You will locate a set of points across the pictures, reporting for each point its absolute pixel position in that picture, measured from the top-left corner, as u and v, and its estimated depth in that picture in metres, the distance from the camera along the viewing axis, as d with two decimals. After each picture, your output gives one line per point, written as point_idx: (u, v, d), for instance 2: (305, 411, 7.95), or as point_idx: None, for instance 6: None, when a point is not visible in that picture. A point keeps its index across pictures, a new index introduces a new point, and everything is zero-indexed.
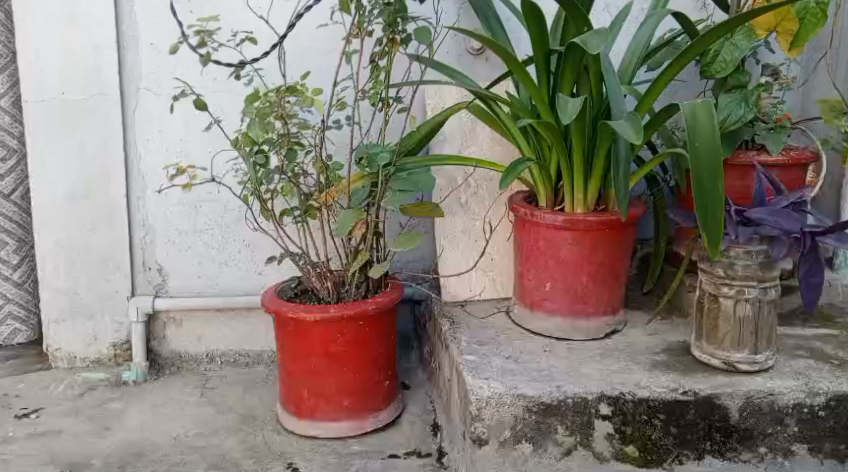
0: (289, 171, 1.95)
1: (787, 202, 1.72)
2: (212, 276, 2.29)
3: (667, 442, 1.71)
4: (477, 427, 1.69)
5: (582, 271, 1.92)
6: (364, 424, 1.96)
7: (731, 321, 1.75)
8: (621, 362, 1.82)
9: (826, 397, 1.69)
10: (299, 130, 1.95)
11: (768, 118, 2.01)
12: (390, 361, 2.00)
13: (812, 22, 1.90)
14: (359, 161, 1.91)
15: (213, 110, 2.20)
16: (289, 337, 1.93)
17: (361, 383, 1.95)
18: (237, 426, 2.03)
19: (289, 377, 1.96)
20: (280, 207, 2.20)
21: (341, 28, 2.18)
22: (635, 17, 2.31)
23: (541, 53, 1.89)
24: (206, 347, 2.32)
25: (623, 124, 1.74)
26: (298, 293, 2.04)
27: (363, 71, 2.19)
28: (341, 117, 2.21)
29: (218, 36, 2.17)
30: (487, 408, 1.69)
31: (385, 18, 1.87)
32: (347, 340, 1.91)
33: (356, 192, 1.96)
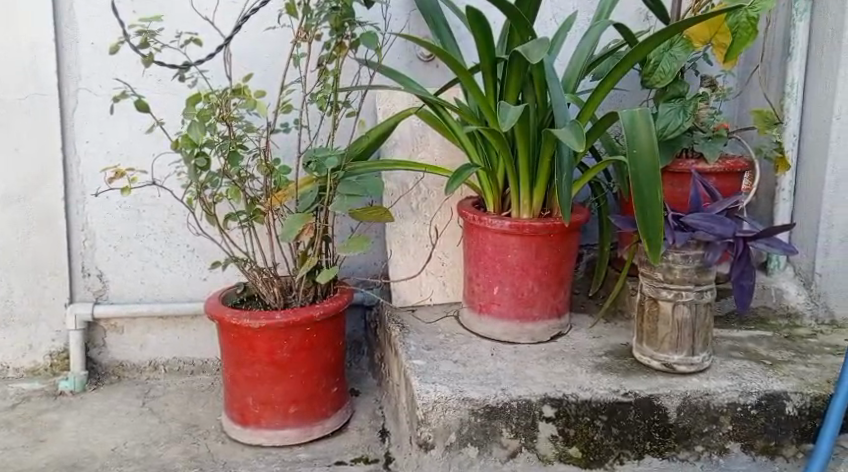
0: (234, 174, 1.95)
1: (721, 207, 1.78)
2: (155, 281, 2.28)
3: (608, 443, 1.76)
4: (423, 431, 1.73)
5: (528, 275, 1.97)
6: (311, 431, 1.98)
7: (670, 324, 1.81)
8: (565, 364, 1.86)
9: (758, 396, 1.75)
10: (244, 133, 1.96)
11: (706, 127, 2.08)
12: (338, 367, 2.02)
13: (744, 35, 1.97)
14: (307, 165, 1.92)
15: (156, 112, 2.21)
16: (233, 344, 1.94)
17: (308, 390, 1.97)
18: (179, 436, 2.03)
19: (235, 385, 1.97)
20: (225, 212, 2.20)
21: (289, 31, 2.19)
22: (579, 27, 2.37)
23: (487, 61, 1.93)
24: (150, 356, 2.32)
25: (565, 132, 1.80)
26: (244, 300, 2.04)
27: (311, 75, 2.21)
28: (288, 120, 2.22)
29: (162, 36, 2.17)
30: (433, 413, 1.72)
31: (332, 22, 1.88)
32: (292, 348, 1.93)
33: (304, 195, 1.99)
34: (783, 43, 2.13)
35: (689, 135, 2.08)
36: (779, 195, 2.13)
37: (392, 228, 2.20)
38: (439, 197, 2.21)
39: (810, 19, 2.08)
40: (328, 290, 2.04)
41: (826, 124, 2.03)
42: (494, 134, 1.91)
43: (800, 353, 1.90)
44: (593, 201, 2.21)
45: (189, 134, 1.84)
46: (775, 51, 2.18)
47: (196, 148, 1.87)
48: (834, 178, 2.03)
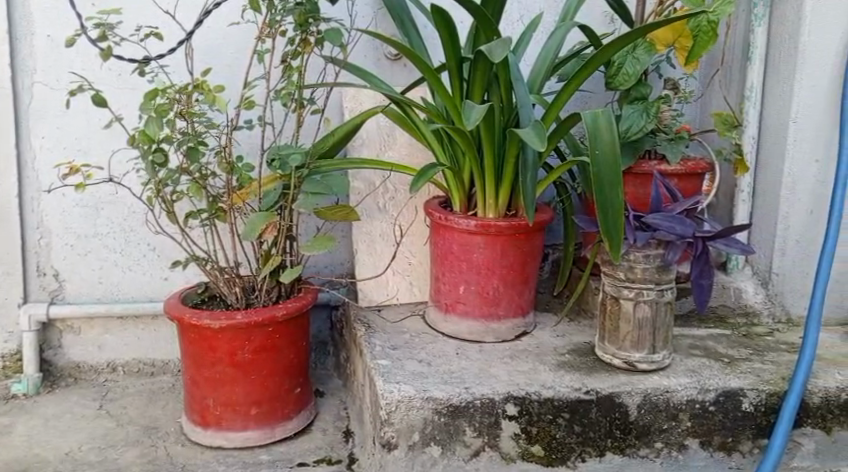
0: (194, 171, 1.93)
1: (682, 208, 1.81)
2: (114, 281, 2.27)
3: (571, 441, 1.78)
4: (387, 432, 1.73)
5: (494, 275, 1.99)
6: (272, 433, 1.98)
7: (631, 322, 1.83)
8: (529, 362, 1.88)
9: (716, 393, 1.79)
10: (205, 129, 1.94)
11: (668, 129, 2.12)
12: (301, 368, 2.02)
13: (704, 39, 2.00)
14: (270, 163, 1.92)
15: (113, 107, 2.19)
16: (193, 345, 1.93)
17: (270, 391, 1.96)
18: (137, 439, 2.02)
19: (195, 386, 1.96)
20: (186, 211, 2.20)
21: (252, 27, 2.18)
22: (545, 29, 2.39)
23: (453, 60, 1.95)
24: (108, 357, 2.30)
25: (528, 131, 1.81)
26: (205, 299, 2.04)
27: (275, 71, 2.21)
28: (251, 117, 2.21)
29: (121, 30, 2.16)
30: (397, 413, 1.73)
31: (296, 18, 1.87)
32: (253, 348, 1.92)
33: (267, 194, 1.97)
34: (744, 48, 2.17)
35: (652, 137, 2.11)
36: (737, 197, 2.17)
37: (358, 227, 2.20)
38: (405, 196, 2.22)
39: (768, 24, 2.11)
40: (292, 289, 2.03)
41: (784, 127, 2.06)
42: (459, 133, 1.93)
43: (757, 351, 1.93)
44: (558, 202, 2.23)
45: (146, 129, 1.82)
46: (735, 56, 2.23)
47: (153, 143, 1.85)
48: (790, 181, 2.06)
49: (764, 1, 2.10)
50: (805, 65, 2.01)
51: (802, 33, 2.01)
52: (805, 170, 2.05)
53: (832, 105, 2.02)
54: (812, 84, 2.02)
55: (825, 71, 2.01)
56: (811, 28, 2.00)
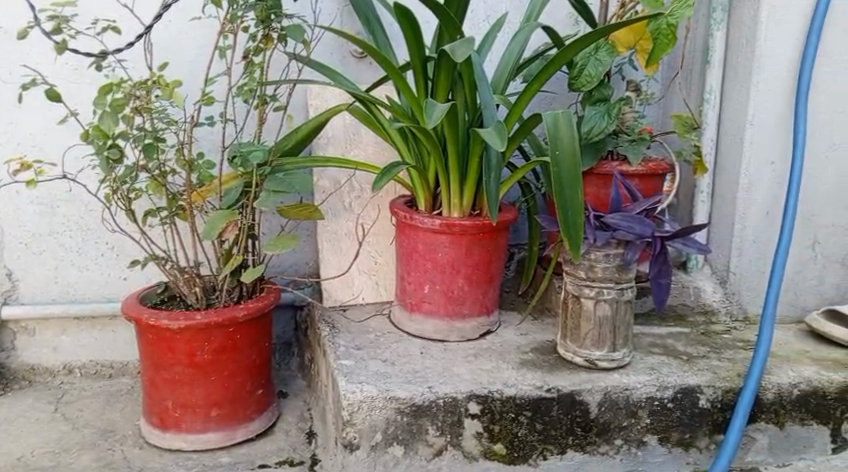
0: (153, 168, 1.92)
1: (641, 208, 1.84)
2: (70, 281, 2.26)
3: (532, 439, 1.80)
4: (349, 432, 1.74)
5: (458, 274, 2.00)
6: (233, 435, 1.97)
7: (591, 321, 1.86)
8: (493, 361, 1.90)
9: (674, 390, 1.82)
10: (164, 126, 1.93)
11: (630, 131, 2.15)
12: (264, 369, 2.02)
13: (663, 43, 2.01)
14: (232, 161, 1.89)
15: (68, 102, 2.18)
16: (152, 346, 1.92)
17: (231, 393, 1.96)
18: (94, 442, 2.01)
19: (154, 388, 1.95)
20: (144, 209, 2.18)
21: (215, 22, 2.17)
22: (509, 30, 2.42)
23: (418, 60, 1.97)
24: (64, 359, 2.28)
25: (490, 133, 1.83)
26: (165, 300, 2.03)
27: (237, 67, 2.18)
28: (212, 114, 2.20)
29: (77, 23, 2.14)
30: (359, 413, 1.74)
31: (258, 14, 1.86)
32: (213, 349, 1.92)
33: (228, 192, 1.96)
34: (703, 52, 2.21)
35: (613, 137, 2.15)
36: (697, 197, 2.22)
37: (323, 225, 2.21)
38: (370, 195, 2.23)
39: (727, 28, 2.16)
40: (254, 289, 2.03)
41: (741, 129, 2.10)
42: (423, 132, 1.94)
43: (714, 348, 1.97)
44: (522, 201, 2.25)
45: (101, 125, 1.81)
46: (695, 59, 2.28)
47: (108, 139, 1.84)
48: (747, 183, 2.10)
49: (723, 6, 2.14)
50: (761, 69, 2.05)
51: (758, 37, 2.04)
52: (761, 172, 2.09)
53: (787, 108, 2.06)
54: (768, 88, 2.05)
55: (780, 74, 2.05)
56: (768, 31, 2.03)
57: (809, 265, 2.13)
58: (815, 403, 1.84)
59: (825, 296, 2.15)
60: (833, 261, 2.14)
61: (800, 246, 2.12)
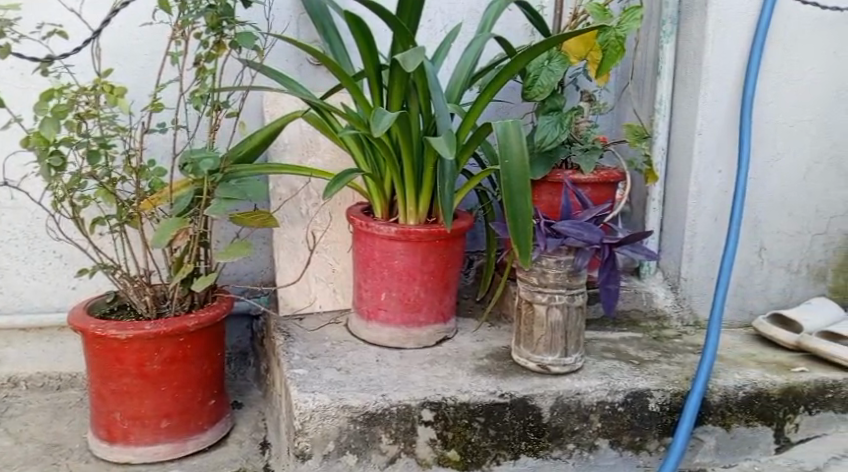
0: (102, 176, 1.90)
1: (591, 215, 1.87)
2: (16, 289, 2.23)
3: (485, 444, 1.81)
4: (301, 442, 1.74)
5: (414, 281, 2.01)
6: (184, 446, 1.95)
7: (544, 326, 1.88)
8: (448, 368, 1.91)
9: (624, 394, 1.84)
10: (113, 134, 1.91)
11: (584, 140, 2.18)
12: (216, 379, 2.00)
13: (612, 54, 2.06)
14: (184, 168, 1.86)
15: (13, 108, 2.15)
16: (99, 357, 1.90)
17: (181, 403, 1.94)
18: (37, 457, 1.97)
19: (101, 400, 1.92)
20: (93, 217, 2.16)
21: (166, 27, 2.15)
22: (464, 39, 2.43)
23: (371, 69, 1.98)
24: (9, 371, 2.22)
25: (440, 141, 1.85)
26: (114, 309, 2.01)
27: (188, 73, 2.17)
28: (163, 120, 2.19)
29: (22, 27, 2.11)
30: (311, 422, 1.74)
31: (208, 20, 1.84)
32: (163, 359, 1.90)
33: (179, 199, 1.92)
34: (654, 63, 2.25)
35: (567, 147, 2.18)
36: (649, 205, 2.26)
37: (279, 233, 2.19)
38: (327, 202, 2.22)
39: (676, 40, 2.20)
40: (207, 297, 2.01)
41: (690, 139, 2.13)
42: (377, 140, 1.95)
43: (665, 352, 2.00)
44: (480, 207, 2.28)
45: (41, 132, 1.78)
46: (645, 69, 2.32)
47: (49, 146, 1.82)
48: (695, 189, 2.13)
49: (672, 19, 2.18)
50: (709, 79, 2.09)
51: (705, 49, 2.08)
52: (709, 179, 2.13)
53: (733, 116, 2.10)
54: (715, 98, 2.09)
55: (727, 84, 2.09)
56: (715, 43, 2.07)
57: (756, 270, 2.17)
58: (760, 404, 1.87)
59: (771, 300, 2.20)
60: (779, 266, 2.18)
61: (746, 252, 2.16)
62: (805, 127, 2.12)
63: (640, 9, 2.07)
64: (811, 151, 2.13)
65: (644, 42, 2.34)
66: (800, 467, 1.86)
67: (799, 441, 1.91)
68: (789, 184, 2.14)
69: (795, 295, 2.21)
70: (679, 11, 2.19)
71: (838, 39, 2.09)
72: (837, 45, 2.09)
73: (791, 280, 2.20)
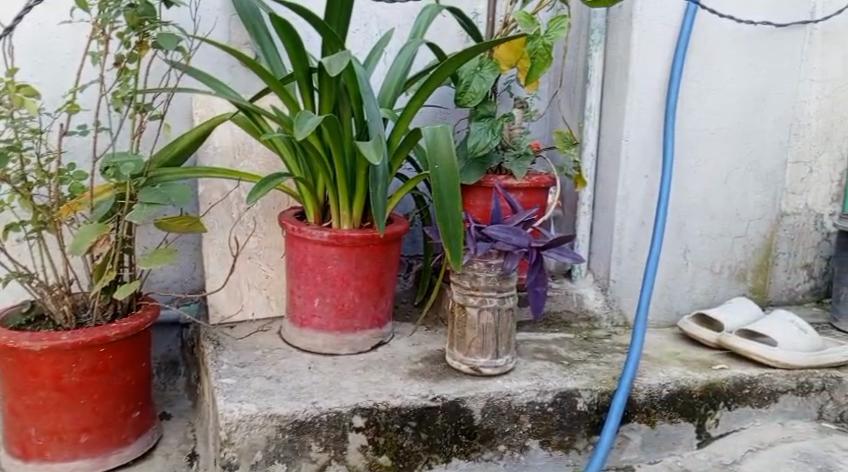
0: (16, 180, 1.85)
1: (519, 220, 1.89)
2: None
3: (417, 449, 1.81)
4: (227, 452, 1.72)
5: (348, 286, 2.00)
6: (106, 461, 1.91)
7: (476, 329, 1.89)
8: (382, 373, 1.91)
9: (554, 394, 1.86)
10: (27, 137, 1.86)
11: (517, 145, 2.20)
12: (140, 391, 1.96)
13: (541, 61, 2.08)
14: (105, 171, 1.83)
15: None
16: (13, 371, 1.84)
17: (102, 417, 1.90)
18: None
19: (16, 415, 1.87)
20: (9, 222, 2.10)
21: (85, 26, 2.11)
22: (394, 44, 2.43)
23: (301, 72, 1.96)
24: None
25: (367, 145, 1.85)
26: (31, 320, 1.96)
27: (108, 74, 2.13)
28: (83, 121, 2.14)
29: None
30: (238, 432, 1.72)
31: (128, 20, 1.81)
32: (82, 371, 1.85)
33: (99, 204, 1.89)
34: (584, 70, 2.28)
35: (500, 153, 2.20)
36: (579, 209, 2.28)
37: (208, 238, 2.16)
38: (258, 207, 2.19)
39: (605, 49, 2.23)
40: (131, 305, 1.98)
41: (617, 146, 2.17)
42: (307, 144, 1.94)
43: (594, 353, 2.03)
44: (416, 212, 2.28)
45: None
46: (576, 77, 2.35)
47: None
48: (622, 195, 2.16)
49: (600, 28, 2.20)
50: (634, 88, 2.12)
51: (631, 59, 2.11)
52: (635, 185, 2.16)
53: (657, 123, 2.14)
54: (641, 106, 2.13)
55: (651, 93, 2.13)
56: (640, 51, 2.11)
57: (681, 272, 2.22)
58: (682, 401, 1.91)
59: (696, 300, 2.24)
60: (703, 267, 2.23)
61: (671, 254, 2.20)
62: (725, 134, 2.17)
63: (566, 19, 2.10)
64: (731, 158, 2.19)
65: (576, 50, 2.38)
66: (719, 461, 1.90)
67: (718, 435, 1.95)
68: (711, 190, 2.19)
69: (718, 294, 2.26)
70: (606, 21, 2.22)
71: (755, 51, 2.15)
72: (753, 57, 2.15)
73: (714, 281, 2.25)
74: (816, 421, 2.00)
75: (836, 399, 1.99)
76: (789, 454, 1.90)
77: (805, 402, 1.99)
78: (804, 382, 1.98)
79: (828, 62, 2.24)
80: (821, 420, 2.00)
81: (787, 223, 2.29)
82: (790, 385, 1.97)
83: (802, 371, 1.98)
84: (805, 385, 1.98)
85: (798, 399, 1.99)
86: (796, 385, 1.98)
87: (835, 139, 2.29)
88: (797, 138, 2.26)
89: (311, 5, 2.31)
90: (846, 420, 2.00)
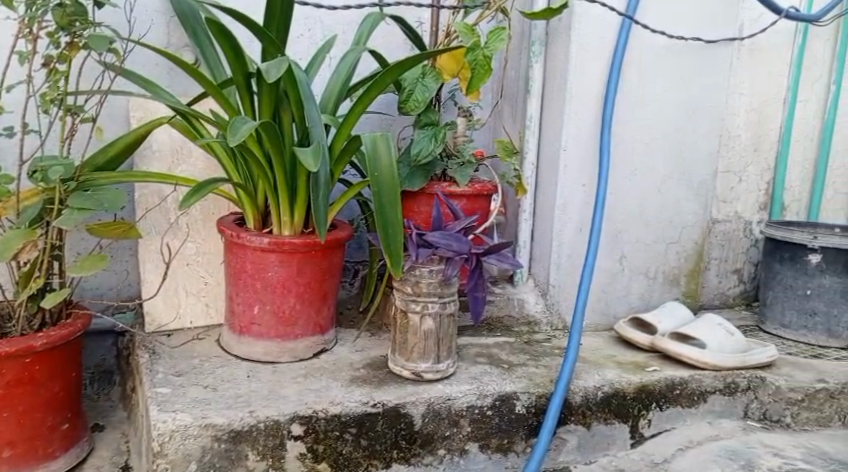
0: None
1: (461, 227, 1.89)
2: None
3: (357, 456, 1.79)
4: (160, 463, 1.69)
5: (290, 293, 1.98)
6: None
7: (418, 334, 1.88)
8: (322, 380, 1.89)
9: (493, 397, 1.86)
10: None
11: (461, 153, 2.20)
12: (69, 402, 1.92)
13: (482, 70, 2.08)
14: (32, 175, 1.80)
15: None
16: None
17: (28, 429, 1.85)
18: None
19: None
20: None
21: (12, 24, 2.06)
22: (337, 51, 2.42)
23: (240, 77, 1.93)
24: None
25: (306, 152, 1.84)
26: None
27: (37, 74, 2.08)
28: (11, 123, 2.08)
29: None
30: (170, 443, 1.68)
31: (56, 20, 1.77)
32: (7, 381, 1.80)
33: (26, 209, 1.85)
34: (525, 81, 2.30)
35: (443, 160, 2.21)
36: (521, 216, 2.29)
37: (144, 243, 2.11)
38: (195, 212, 2.15)
39: (545, 60, 2.24)
40: (61, 314, 1.93)
41: (556, 155, 2.18)
42: (246, 151, 1.92)
43: (533, 356, 2.03)
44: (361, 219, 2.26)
45: None
46: (519, 87, 2.36)
47: None
48: (562, 202, 2.18)
49: (540, 40, 2.23)
50: (572, 99, 2.13)
51: (569, 71, 2.13)
52: (573, 193, 2.18)
53: (594, 134, 2.15)
54: (578, 116, 2.14)
55: (588, 103, 2.14)
56: (578, 62, 2.12)
57: (618, 276, 2.23)
58: (617, 402, 1.93)
59: (633, 304, 2.27)
60: (639, 272, 2.25)
61: (608, 260, 2.22)
62: (661, 145, 2.20)
63: (505, 30, 2.10)
64: (666, 166, 2.22)
65: (516, 60, 2.38)
66: (651, 459, 1.90)
67: (650, 436, 1.97)
68: (646, 198, 2.22)
69: (654, 296, 2.28)
70: (546, 32, 2.24)
71: (687, 64, 2.19)
72: (686, 69, 2.19)
73: (649, 284, 2.27)
74: (742, 420, 2.03)
75: (760, 399, 2.02)
76: (715, 452, 1.92)
77: (731, 402, 2.02)
78: (730, 382, 2.01)
79: (754, 77, 2.33)
80: (746, 419, 2.03)
81: (717, 230, 2.39)
82: (717, 385, 2.00)
83: (728, 372, 2.01)
84: (732, 385, 2.01)
85: (725, 399, 2.01)
86: (723, 386, 2.00)
87: (762, 150, 2.38)
88: (727, 149, 2.36)
89: (250, 10, 2.28)
90: (769, 418, 2.03)
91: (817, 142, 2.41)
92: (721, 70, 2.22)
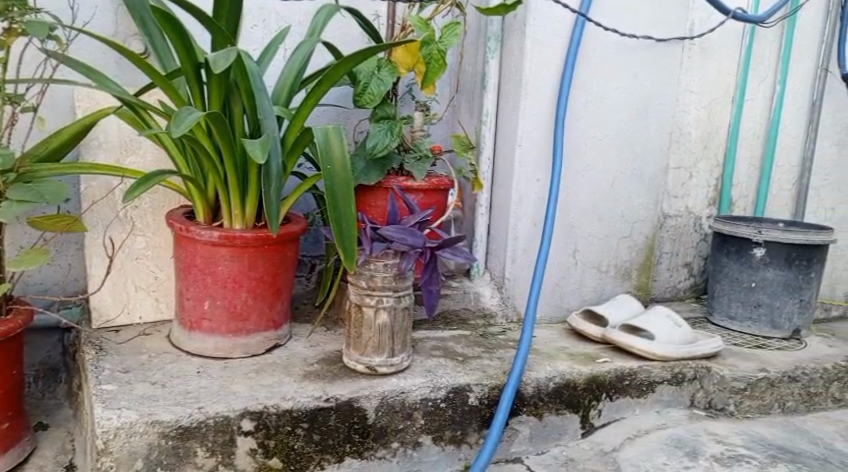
0: None
1: (416, 221, 1.87)
2: None
3: (309, 450, 1.77)
4: (104, 461, 1.65)
5: (241, 288, 1.94)
6: None
7: (372, 328, 1.86)
8: (274, 375, 1.85)
9: (446, 390, 1.84)
10: None
11: (416, 147, 2.18)
12: (11, 401, 1.86)
13: (437, 64, 2.06)
14: None
15: None
16: None
17: None
18: None
19: None
20: None
21: None
22: (289, 43, 2.38)
23: (189, 68, 1.89)
24: None
25: (254, 144, 1.80)
26: None
27: None
28: None
29: None
30: (115, 441, 1.65)
31: None
32: None
33: None
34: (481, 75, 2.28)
35: (400, 154, 2.17)
36: (477, 210, 2.28)
37: (90, 237, 2.06)
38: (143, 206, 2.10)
39: (500, 55, 2.23)
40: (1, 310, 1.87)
41: (511, 150, 2.17)
42: (195, 143, 1.88)
43: (488, 349, 2.02)
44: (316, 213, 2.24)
45: None
46: (475, 82, 2.34)
47: None
48: (517, 196, 2.17)
49: (496, 35, 2.22)
50: (527, 94, 2.12)
51: (524, 65, 2.12)
52: (527, 187, 2.17)
53: (547, 128, 2.15)
54: (532, 111, 2.13)
55: (542, 99, 2.13)
56: (532, 55, 2.11)
57: (571, 270, 2.23)
58: (569, 394, 1.92)
59: (585, 297, 2.27)
60: (591, 266, 2.25)
61: (561, 253, 2.21)
62: (613, 141, 2.20)
63: (459, 24, 2.09)
64: (619, 162, 2.22)
65: (472, 55, 2.37)
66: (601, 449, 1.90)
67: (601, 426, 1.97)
68: (599, 193, 2.22)
69: (607, 289, 2.29)
70: (503, 28, 2.22)
71: (640, 59, 2.19)
72: (639, 65, 2.19)
73: (601, 278, 2.27)
74: (689, 409, 2.04)
75: (706, 388, 2.04)
76: (663, 441, 1.92)
77: (678, 392, 2.03)
78: (678, 372, 2.02)
79: (705, 75, 2.35)
80: (693, 408, 2.05)
81: (669, 224, 2.39)
82: (665, 376, 2.01)
83: (676, 362, 2.02)
84: (679, 375, 2.02)
85: (673, 389, 2.02)
86: (670, 376, 2.01)
87: (710, 147, 2.40)
88: (677, 146, 2.38)
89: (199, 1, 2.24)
90: (715, 407, 2.04)
91: (763, 138, 2.43)
92: (674, 65, 2.23)
